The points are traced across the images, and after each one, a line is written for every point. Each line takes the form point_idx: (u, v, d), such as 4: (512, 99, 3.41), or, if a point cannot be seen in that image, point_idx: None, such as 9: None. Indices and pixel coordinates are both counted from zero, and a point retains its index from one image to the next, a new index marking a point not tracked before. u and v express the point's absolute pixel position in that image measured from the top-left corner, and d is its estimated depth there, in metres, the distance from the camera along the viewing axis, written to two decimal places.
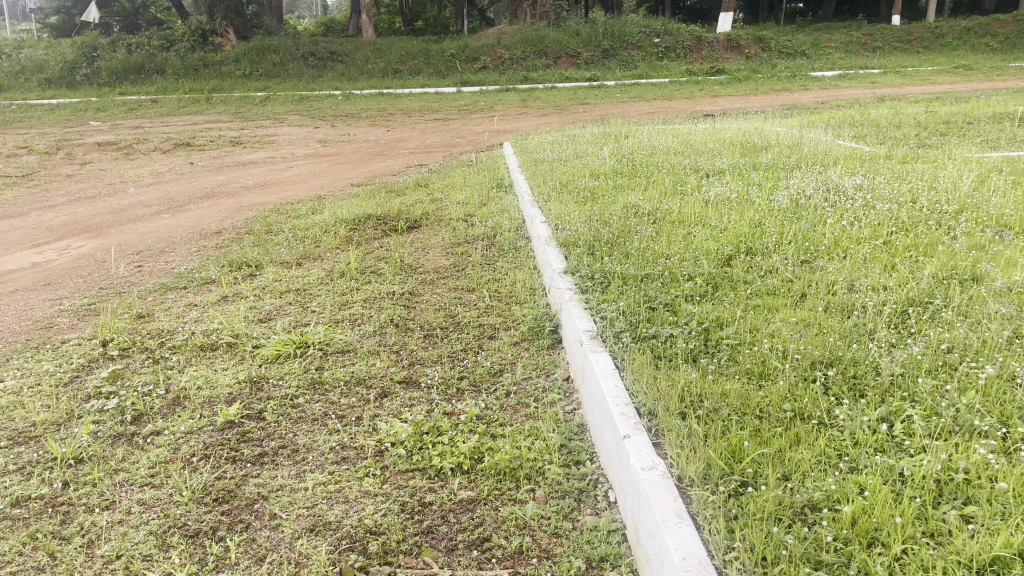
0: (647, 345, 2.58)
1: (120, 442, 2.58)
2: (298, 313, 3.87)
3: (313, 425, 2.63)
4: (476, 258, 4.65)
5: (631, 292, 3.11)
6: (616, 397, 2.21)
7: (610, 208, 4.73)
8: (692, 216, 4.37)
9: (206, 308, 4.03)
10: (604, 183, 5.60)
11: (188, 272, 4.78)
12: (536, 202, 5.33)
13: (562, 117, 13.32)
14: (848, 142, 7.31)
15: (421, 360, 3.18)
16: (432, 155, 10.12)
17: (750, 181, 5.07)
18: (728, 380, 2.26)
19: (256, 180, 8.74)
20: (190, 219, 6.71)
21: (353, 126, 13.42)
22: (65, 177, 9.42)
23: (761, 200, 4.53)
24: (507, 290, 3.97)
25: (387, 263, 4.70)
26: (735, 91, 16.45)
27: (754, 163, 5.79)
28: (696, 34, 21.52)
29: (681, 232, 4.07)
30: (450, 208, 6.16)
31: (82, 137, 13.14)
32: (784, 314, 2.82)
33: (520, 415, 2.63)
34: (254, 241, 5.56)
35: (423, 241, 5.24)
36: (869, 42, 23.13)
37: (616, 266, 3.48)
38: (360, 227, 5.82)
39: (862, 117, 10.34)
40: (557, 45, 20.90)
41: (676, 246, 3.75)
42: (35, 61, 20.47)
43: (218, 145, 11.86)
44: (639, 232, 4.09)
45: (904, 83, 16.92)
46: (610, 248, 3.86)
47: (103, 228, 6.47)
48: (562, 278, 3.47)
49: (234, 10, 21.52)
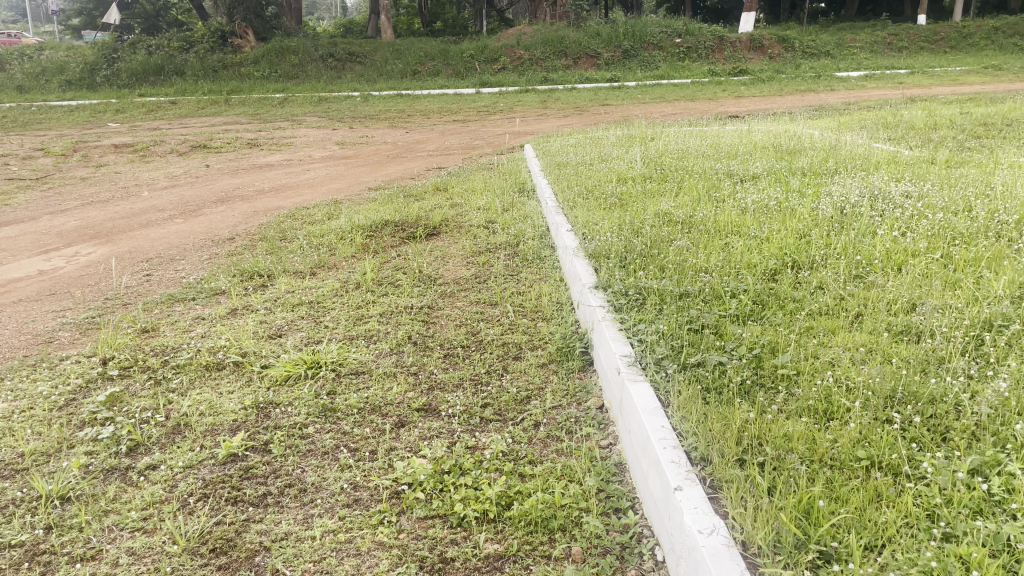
0: (694, 376, 2.32)
1: (113, 479, 2.36)
2: (310, 328, 3.64)
3: (323, 460, 2.39)
4: (498, 268, 4.40)
5: (670, 311, 2.85)
6: (662, 438, 1.95)
7: (640, 215, 4.47)
8: (729, 225, 4.10)
9: (213, 322, 3.81)
10: (632, 189, 5.34)
11: (197, 282, 4.58)
12: (561, 209, 5.08)
13: (583, 119, 13.05)
14: (884, 145, 6.99)
15: (442, 384, 2.93)
16: (451, 158, 9.90)
17: (789, 187, 4.79)
18: (789, 420, 2.00)
19: (272, 184, 8.56)
20: (203, 225, 6.52)
21: (371, 128, 13.23)
22: (80, 180, 9.29)
23: (803, 207, 4.25)
24: (532, 303, 3.72)
25: (405, 274, 4.46)
26: (759, 92, 16.10)
27: (791, 167, 5.49)
28: (718, 35, 21.15)
29: (718, 243, 3.79)
30: (470, 214, 5.92)
31: (99, 139, 13.04)
32: (841, 339, 2.55)
33: (550, 451, 2.37)
34: (267, 248, 5.35)
35: (443, 249, 5.00)
36: (895, 41, 22.65)
37: (650, 281, 3.22)
38: (377, 234, 5.60)
39: (895, 118, 9.98)
40: (577, 45, 20.62)
41: (715, 260, 3.48)
42: (56, 62, 20.51)
43: (235, 148, 11.70)
44: (674, 242, 3.83)
45: (934, 84, 16.49)
46: (643, 260, 3.59)
47: (114, 234, 6.30)
48: (592, 293, 3.22)
49: (253, 11, 21.41)
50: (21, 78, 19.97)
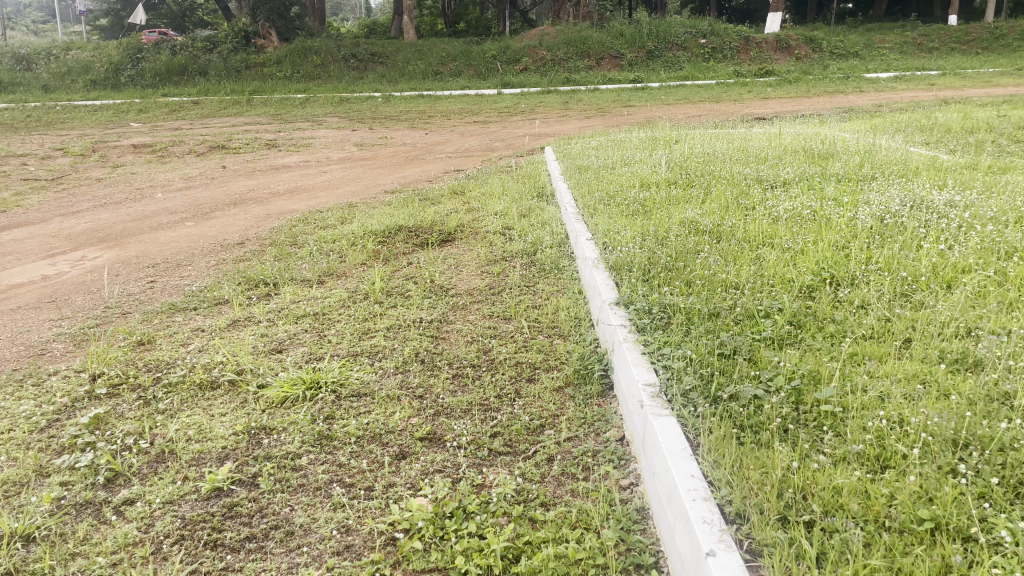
0: (725, 412, 2.08)
1: (85, 515, 2.16)
2: (313, 342, 3.43)
3: (314, 497, 2.18)
4: (513, 279, 4.17)
5: (699, 334, 2.61)
6: (692, 489, 1.71)
7: (665, 223, 4.22)
8: (761, 234, 3.85)
9: (212, 335, 3.61)
10: (656, 195, 5.09)
11: (200, 290, 4.40)
12: (581, 215, 4.84)
13: (606, 121, 12.77)
14: (921, 149, 6.67)
15: (449, 409, 2.70)
16: (471, 160, 9.68)
17: (823, 195, 4.52)
18: (838, 469, 1.75)
19: (286, 186, 8.39)
20: (214, 228, 6.36)
21: (391, 129, 13.05)
22: (96, 181, 9.19)
23: (840, 217, 3.98)
24: (549, 318, 3.49)
25: (416, 284, 4.24)
26: (786, 93, 15.74)
27: (825, 174, 5.21)
28: (744, 34, 20.80)
29: (750, 255, 3.54)
30: (486, 220, 5.70)
31: (119, 139, 12.99)
32: (891, 369, 2.29)
33: (564, 491, 2.14)
34: (276, 255, 5.16)
35: (457, 257, 4.79)
36: (925, 42, 22.13)
37: (676, 297, 2.98)
38: (390, 240, 5.40)
39: (931, 121, 9.63)
40: (600, 45, 20.35)
41: (747, 273, 3.23)
42: (81, 62, 20.60)
43: (253, 148, 11.58)
44: (700, 254, 3.58)
45: (968, 85, 16.02)
46: (668, 273, 3.35)
47: (123, 237, 6.15)
48: (613, 310, 2.99)
49: (277, 11, 21.34)
50: (47, 78, 20.08)
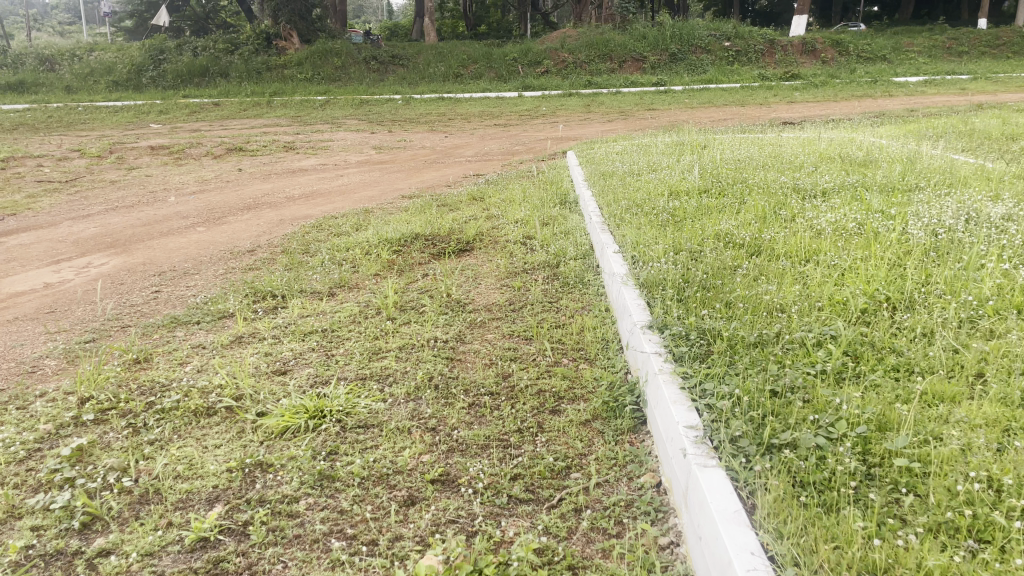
0: (782, 465, 1.81)
1: (55, 569, 1.93)
2: (320, 363, 3.18)
3: (310, 553, 1.94)
4: (535, 294, 3.90)
5: (745, 367, 2.33)
6: (752, 568, 1.45)
7: (698, 236, 3.94)
8: (802, 250, 3.57)
9: (212, 354, 3.37)
10: (687, 204, 4.81)
11: (204, 302, 4.17)
12: (607, 226, 4.58)
13: (629, 124, 12.50)
14: (964, 156, 6.33)
15: (463, 446, 2.44)
16: (491, 164, 9.43)
17: (866, 205, 4.23)
18: (926, 547, 1.49)
19: (302, 190, 8.19)
20: (225, 234, 6.15)
21: (410, 132, 12.85)
22: (110, 183, 9.04)
23: (890, 232, 3.68)
24: (573, 340, 3.22)
25: (432, 298, 3.98)
26: (812, 97, 15.38)
27: (867, 182, 4.90)
28: (770, 37, 20.42)
29: (793, 274, 3.25)
30: (506, 228, 5.44)
31: (137, 140, 12.87)
32: (972, 413, 2.01)
33: (594, 552, 1.89)
34: (286, 264, 4.93)
35: (475, 269, 4.54)
36: (955, 45, 21.65)
37: (716, 322, 2.71)
38: (406, 249, 5.16)
39: (968, 126, 9.24)
40: (623, 48, 20.05)
41: (793, 296, 2.95)
42: (104, 63, 20.60)
43: (271, 151, 11.41)
44: (739, 271, 3.30)
45: (1001, 90, 15.59)
46: (705, 293, 3.07)
47: (131, 243, 5.96)
48: (646, 334, 2.71)
49: (299, 13, 21.23)
50: (70, 79, 20.09)
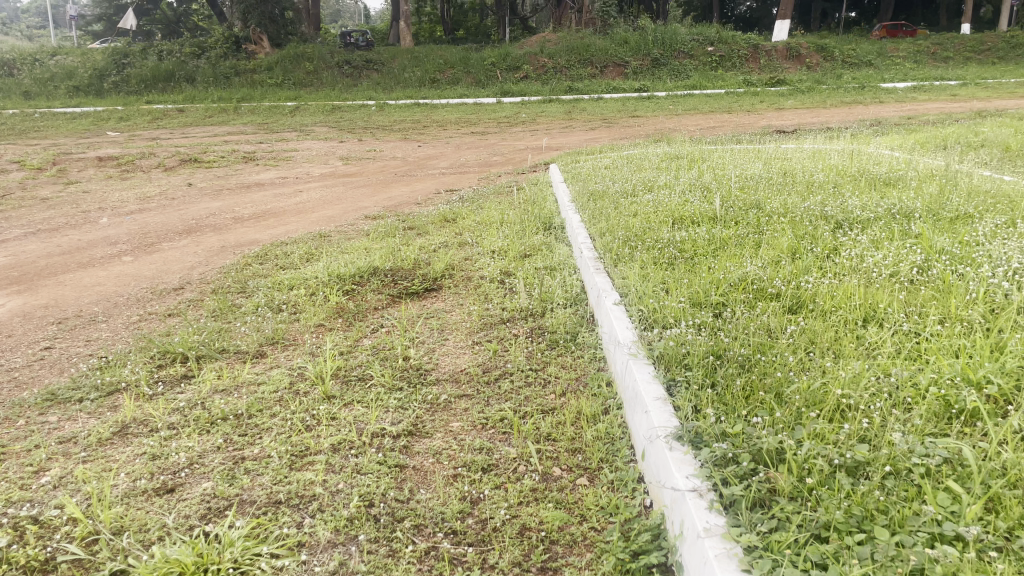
0: None
1: None
2: (222, 475, 2.33)
3: None
4: (516, 359, 3.07)
5: (840, 542, 1.52)
6: None
7: (720, 285, 3.14)
8: (856, 310, 2.80)
9: (80, 457, 2.51)
10: (698, 235, 4.01)
11: (95, 369, 3.28)
12: (604, 263, 3.78)
13: (612, 133, 11.72)
14: (995, 173, 5.57)
15: None
16: (466, 178, 8.60)
17: (922, 241, 3.44)
18: None
19: (254, 208, 7.34)
20: (153, 267, 5.27)
21: (381, 141, 11.99)
22: (42, 201, 8.11)
23: (966, 283, 2.90)
24: (569, 439, 2.41)
25: (384, 364, 3.12)
26: (800, 103, 14.71)
27: (908, 209, 4.12)
28: (753, 42, 19.80)
29: (858, 350, 2.46)
30: (482, 261, 4.62)
31: (87, 150, 11.91)
32: None
33: None
34: (213, 310, 4.06)
35: (442, 318, 3.70)
36: (940, 51, 21.13)
37: (776, 436, 1.89)
38: (359, 288, 4.30)
39: (978, 136, 8.53)
40: (604, 53, 19.30)
41: (871, 387, 2.15)
42: (65, 68, 19.60)
43: (229, 162, 10.50)
44: (783, 341, 2.51)
45: (994, 96, 14.98)
46: (749, 377, 2.26)
47: (40, 278, 5.06)
48: (676, 455, 1.89)
49: (269, 16, 20.26)
50: (29, 83, 19.07)
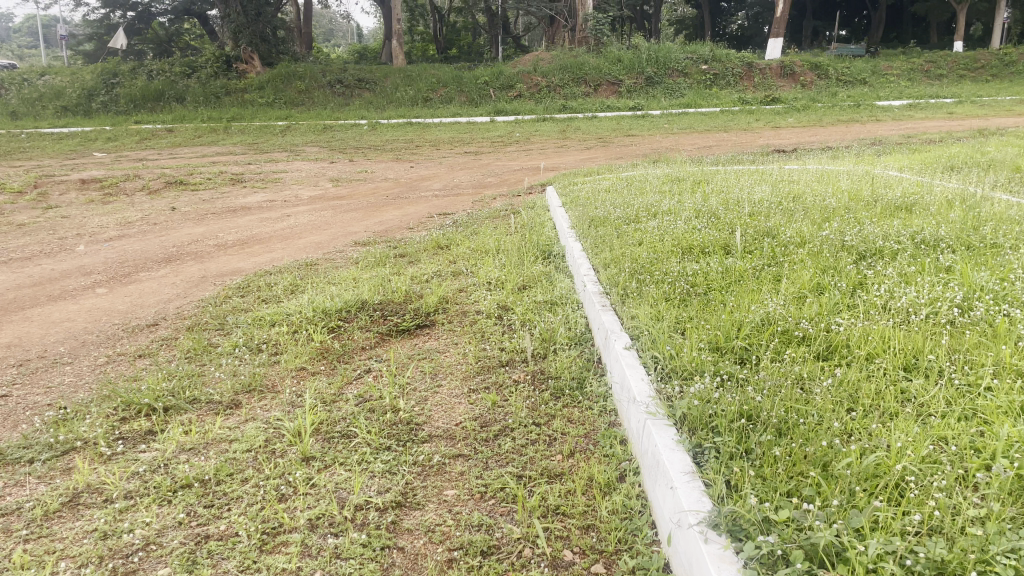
0: None
1: None
2: (181, 560, 2.02)
3: None
4: (517, 412, 2.77)
5: None
6: None
7: (741, 326, 2.85)
8: (896, 358, 2.51)
9: (21, 535, 2.20)
10: (710, 267, 3.73)
11: (50, 423, 2.96)
12: (610, 299, 3.49)
13: (608, 153, 11.50)
14: (1011, 197, 5.32)
15: None
16: (459, 200, 8.35)
17: (958, 278, 3.16)
18: None
19: (239, 234, 7.05)
20: (127, 299, 4.96)
21: (373, 161, 11.74)
22: (19, 226, 7.79)
23: (1014, 326, 2.62)
24: (581, 513, 2.11)
25: (371, 417, 2.81)
26: (797, 122, 14.51)
27: (934, 240, 3.85)
28: (747, 60, 19.70)
29: (908, 408, 2.17)
30: (478, 293, 4.32)
31: (71, 172, 11.60)
32: None
33: None
34: (186, 351, 3.75)
35: (436, 359, 3.41)
36: (933, 68, 21.04)
37: (833, 528, 1.60)
38: (346, 325, 3.99)
39: (982, 156, 8.31)
40: (597, 71, 19.12)
41: (933, 460, 1.85)
42: (54, 88, 19.30)
43: (216, 185, 10.20)
44: (820, 397, 2.22)
45: (990, 114, 14.83)
46: (788, 445, 1.97)
47: (6, 313, 4.75)
48: (717, 550, 1.60)
49: (261, 35, 20.04)
50: (17, 104, 18.75)
